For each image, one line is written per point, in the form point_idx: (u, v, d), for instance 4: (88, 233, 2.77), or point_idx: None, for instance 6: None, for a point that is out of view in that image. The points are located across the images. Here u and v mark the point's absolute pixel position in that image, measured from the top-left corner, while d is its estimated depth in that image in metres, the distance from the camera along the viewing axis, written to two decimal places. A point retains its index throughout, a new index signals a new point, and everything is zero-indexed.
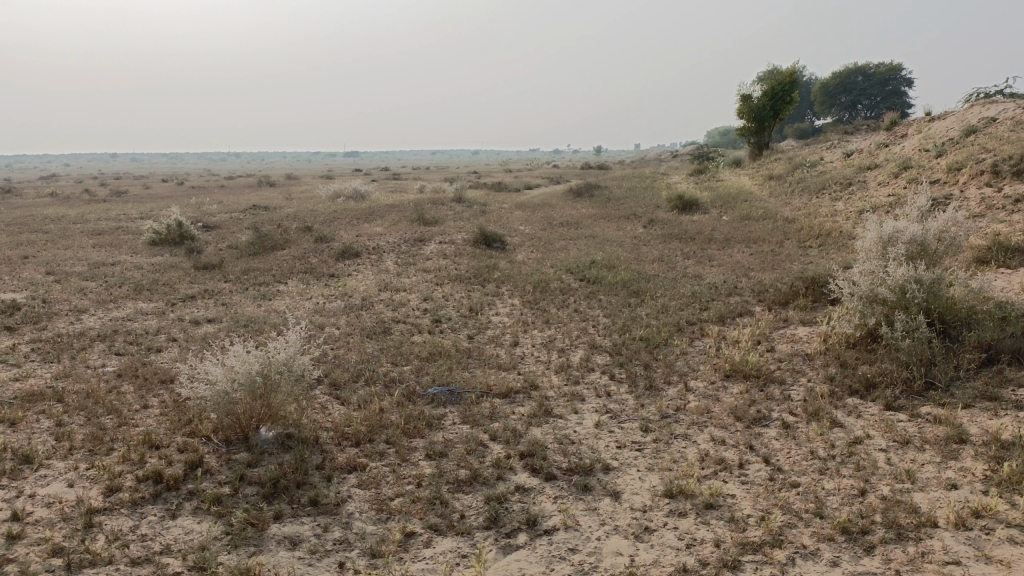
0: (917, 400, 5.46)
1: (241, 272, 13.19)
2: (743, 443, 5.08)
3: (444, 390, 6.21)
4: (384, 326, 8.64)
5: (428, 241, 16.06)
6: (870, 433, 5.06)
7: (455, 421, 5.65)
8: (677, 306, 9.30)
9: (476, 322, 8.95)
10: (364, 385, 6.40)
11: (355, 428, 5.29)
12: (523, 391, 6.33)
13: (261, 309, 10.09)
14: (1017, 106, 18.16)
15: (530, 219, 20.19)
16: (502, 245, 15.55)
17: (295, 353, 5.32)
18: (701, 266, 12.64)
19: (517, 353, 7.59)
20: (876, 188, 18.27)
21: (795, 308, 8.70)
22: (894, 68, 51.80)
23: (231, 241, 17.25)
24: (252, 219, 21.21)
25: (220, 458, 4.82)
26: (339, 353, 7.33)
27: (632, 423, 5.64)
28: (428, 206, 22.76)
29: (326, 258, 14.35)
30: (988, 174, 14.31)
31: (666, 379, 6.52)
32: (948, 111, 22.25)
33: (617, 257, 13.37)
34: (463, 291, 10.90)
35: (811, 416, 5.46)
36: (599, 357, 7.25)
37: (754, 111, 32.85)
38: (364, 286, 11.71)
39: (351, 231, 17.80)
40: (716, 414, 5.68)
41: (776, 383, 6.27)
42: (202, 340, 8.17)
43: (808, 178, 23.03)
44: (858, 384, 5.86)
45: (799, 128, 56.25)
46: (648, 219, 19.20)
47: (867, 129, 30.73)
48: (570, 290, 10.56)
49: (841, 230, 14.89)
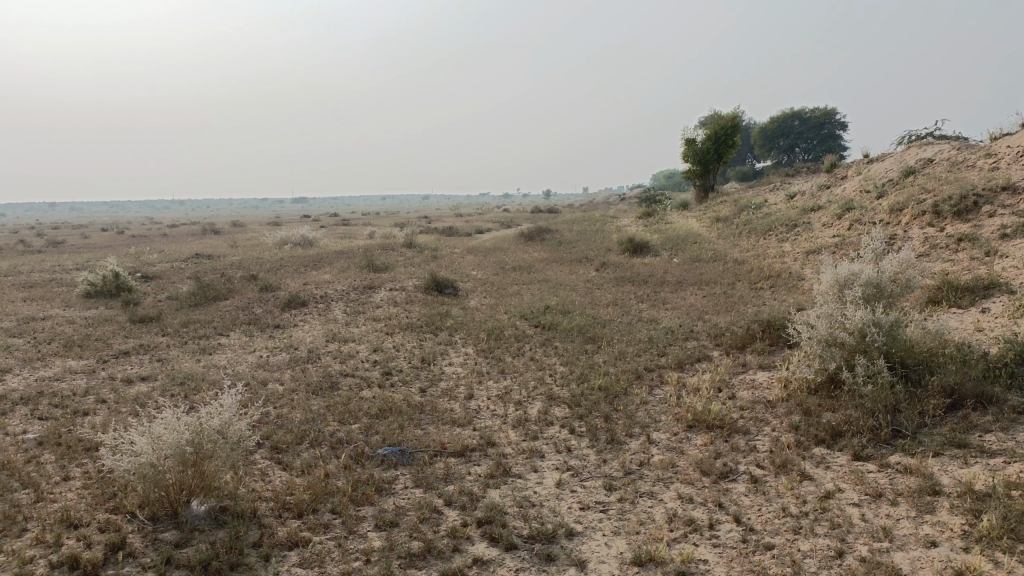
0: (884, 448, 5.32)
1: (180, 325, 12.59)
2: (712, 501, 4.83)
3: (394, 450, 5.84)
4: (332, 380, 8.22)
5: (378, 289, 15.69)
6: (841, 486, 4.87)
7: (407, 484, 5.29)
8: (634, 352, 9.11)
9: (428, 373, 8.61)
10: (309, 447, 5.99)
11: (298, 497, 4.88)
12: (479, 448, 6.00)
13: (201, 365, 9.56)
14: (951, 148, 18.82)
15: (482, 264, 20.01)
16: (455, 291, 15.27)
17: (231, 419, 4.92)
18: (656, 309, 12.56)
19: (472, 406, 7.27)
20: (821, 229, 18.62)
21: (752, 352, 8.58)
22: (828, 112, 53.70)
23: (171, 292, 16.60)
24: (195, 268, 20.53)
25: (145, 538, 4.35)
26: (283, 412, 6.89)
27: (594, 481, 5.35)
28: (378, 252, 22.38)
29: (272, 308, 13.85)
30: (929, 214, 14.68)
31: (627, 431, 6.26)
32: (885, 154, 23.01)
33: (571, 302, 13.24)
34: (415, 340, 10.56)
35: (779, 469, 5.26)
36: (558, 409, 6.97)
37: (698, 154, 33.52)
38: (311, 336, 11.27)
39: (299, 279, 17.32)
40: (681, 469, 5.44)
41: (740, 433, 6.06)
42: (134, 400, 7.63)
43: (754, 220, 23.46)
44: (824, 432, 5.69)
45: (741, 171, 57.70)
46: (600, 262, 19.19)
47: (808, 171, 31.61)
48: (525, 337, 10.31)
49: (790, 271, 15.06)
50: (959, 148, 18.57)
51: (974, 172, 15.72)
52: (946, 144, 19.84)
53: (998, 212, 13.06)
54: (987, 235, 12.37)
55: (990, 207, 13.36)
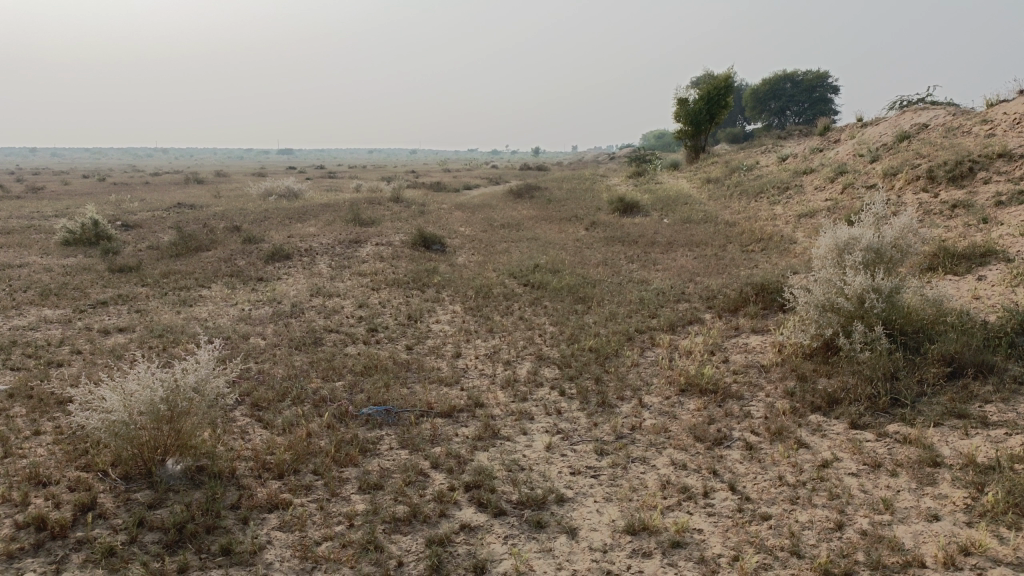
0: (882, 417, 5.20)
1: (160, 276, 12.27)
2: (706, 468, 4.70)
3: (379, 410, 5.66)
4: (315, 336, 8.00)
5: (364, 243, 15.38)
6: (838, 455, 4.76)
7: (392, 445, 5.12)
8: (625, 313, 8.95)
9: (415, 330, 8.41)
10: (291, 404, 5.80)
11: (278, 457, 4.70)
12: (467, 409, 5.83)
13: (181, 317, 9.30)
14: (947, 113, 18.59)
15: (470, 220, 19.70)
16: (442, 248, 15.01)
17: (208, 375, 4.70)
18: (646, 270, 12.38)
19: (459, 365, 7.09)
20: (813, 193, 18.43)
21: (745, 315, 8.43)
22: (821, 75, 53.13)
23: (152, 241, 16.22)
24: (176, 218, 20.09)
25: (117, 498, 4.15)
26: (264, 368, 6.68)
27: (585, 445, 5.20)
28: (365, 206, 21.99)
29: (255, 260, 13.54)
30: (924, 179, 14.51)
31: (619, 395, 6.11)
32: (881, 118, 22.73)
33: (561, 261, 13.02)
34: (402, 296, 10.33)
35: (774, 436, 5.13)
36: (547, 370, 6.80)
37: (690, 114, 33.07)
38: (295, 290, 11.01)
39: (283, 231, 16.97)
40: (674, 434, 5.30)
41: (734, 398, 5.93)
42: (110, 353, 7.37)
43: (745, 181, 23.22)
44: (820, 399, 5.56)
45: (733, 133, 57.29)
46: (590, 221, 18.95)
47: (800, 134, 31.33)
48: (514, 296, 10.10)
49: (782, 234, 14.91)
50: (955, 113, 18.33)
51: (970, 138, 15.53)
52: (942, 109, 19.60)
53: (994, 179, 12.91)
54: (982, 202, 12.23)
55: (986, 174, 13.20)
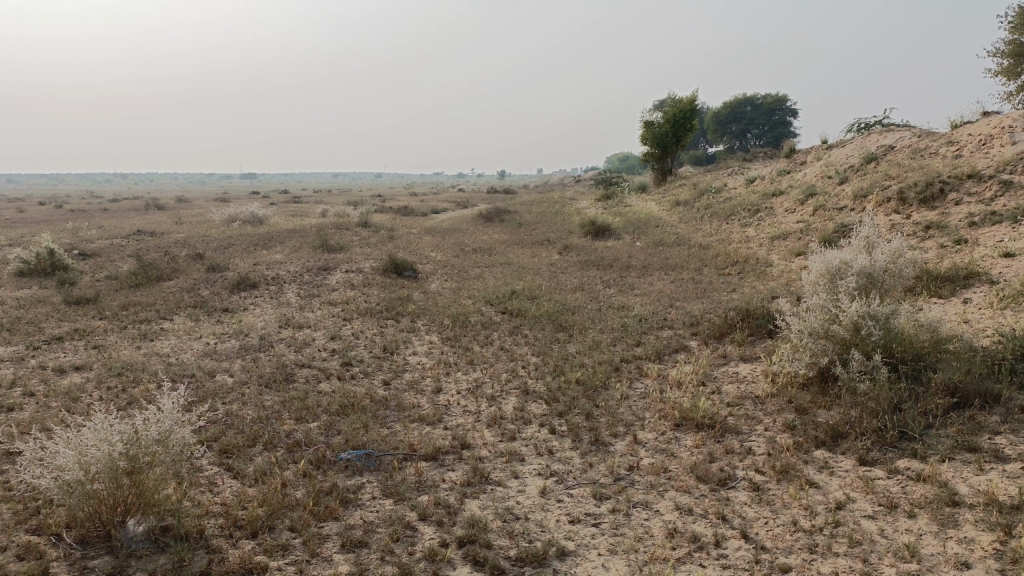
0: (891, 452, 4.97)
1: (119, 308, 11.71)
2: (714, 513, 4.41)
3: (359, 454, 5.27)
4: (287, 372, 7.58)
5: (334, 270, 14.95)
6: (850, 496, 4.51)
7: (375, 494, 4.73)
8: (608, 341, 8.68)
9: (391, 363, 8.04)
10: (263, 451, 5.38)
11: (251, 513, 4.30)
12: (452, 451, 5.48)
13: (142, 353, 8.80)
14: (911, 135, 18.82)
15: (441, 245, 19.37)
16: (414, 274, 14.63)
17: (172, 426, 4.28)
18: (624, 295, 12.16)
19: (441, 401, 6.73)
20: (784, 215, 18.47)
21: (732, 342, 8.22)
22: (780, 98, 54.17)
23: (110, 271, 15.61)
24: (137, 246, 19.44)
25: (71, 567, 3.70)
26: (232, 409, 6.25)
27: (582, 489, 4.88)
28: (332, 231, 21.54)
29: (220, 290, 13.03)
30: (895, 201, 14.57)
31: (612, 431, 5.81)
32: (846, 140, 23.00)
33: (537, 286, 12.76)
34: (375, 327, 9.94)
35: (780, 474, 4.87)
36: (534, 405, 6.48)
37: (657, 137, 33.26)
38: (263, 322, 10.55)
39: (248, 259, 16.45)
40: (675, 475, 5.01)
41: (732, 433, 5.66)
42: (66, 394, 6.87)
43: (715, 204, 23.28)
44: (824, 433, 5.32)
45: (696, 155, 58.03)
46: (562, 245, 18.75)
47: (764, 156, 31.67)
48: (493, 325, 9.78)
49: (756, 256, 14.84)
50: (919, 135, 18.57)
51: (937, 160, 15.68)
52: (906, 131, 19.86)
53: (964, 200, 12.98)
54: (955, 223, 12.26)
55: (957, 194, 13.28)
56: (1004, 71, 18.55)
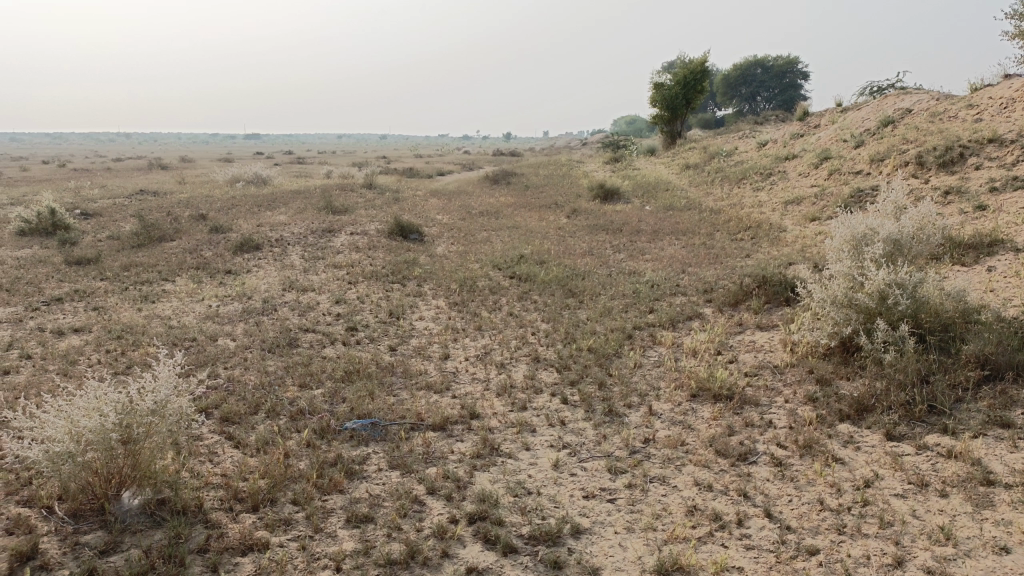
0: (919, 427, 4.76)
1: (120, 268, 11.50)
2: (735, 489, 4.22)
3: (364, 423, 5.09)
4: (290, 336, 7.38)
5: (338, 232, 14.70)
6: (878, 474, 4.31)
7: (381, 466, 4.55)
8: (620, 308, 8.44)
9: (397, 328, 7.83)
10: (265, 419, 5.20)
11: (251, 485, 4.12)
12: (461, 421, 5.29)
13: (142, 315, 8.62)
14: (930, 98, 18.32)
15: (447, 207, 19.07)
16: (420, 237, 14.37)
17: (168, 396, 4.07)
18: (635, 260, 11.90)
19: (448, 368, 6.53)
20: (797, 179, 18.08)
21: (748, 310, 7.98)
22: (791, 60, 53.21)
23: (112, 231, 15.40)
24: (139, 206, 19.18)
25: (63, 542, 3.53)
26: (234, 374, 6.06)
27: (596, 462, 4.69)
28: (336, 193, 21.23)
29: (222, 251, 12.81)
30: (913, 165, 14.19)
31: (626, 402, 5.61)
32: (861, 103, 22.45)
33: (545, 250, 12.50)
34: (381, 291, 9.72)
35: (804, 449, 4.67)
36: (545, 373, 6.28)
37: (666, 99, 32.64)
38: (266, 284, 10.33)
39: (251, 220, 16.20)
40: (692, 448, 4.82)
41: (751, 405, 5.45)
42: (63, 357, 6.69)
43: (725, 167, 22.86)
44: (848, 407, 5.10)
45: (705, 118, 57.32)
46: (571, 208, 18.44)
47: (775, 119, 31.07)
48: (501, 289, 9.55)
49: (769, 221, 14.53)
50: (938, 98, 18.08)
51: (957, 123, 15.25)
52: (924, 93, 19.34)
53: (985, 165, 12.61)
54: (975, 188, 11.93)
55: (977, 159, 12.90)
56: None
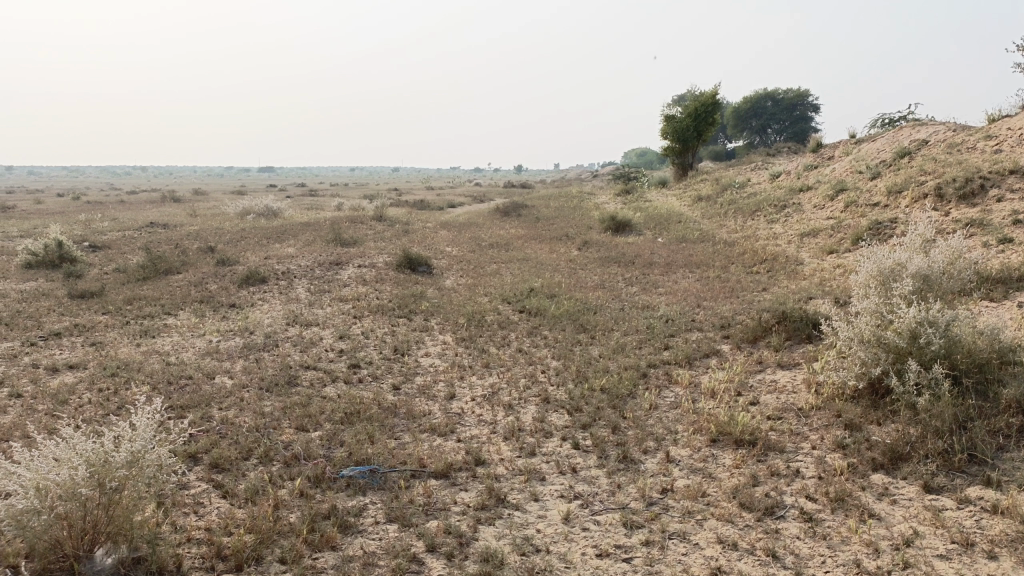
0: (959, 478, 4.39)
1: (123, 302, 11.29)
2: (762, 549, 3.87)
3: (362, 470, 4.78)
4: (290, 374, 7.10)
5: (346, 265, 14.49)
6: (918, 531, 3.94)
7: (378, 518, 4.23)
8: (633, 344, 8.12)
9: (402, 366, 7.53)
10: (257, 465, 4.90)
11: (235, 541, 3.81)
12: (466, 468, 4.96)
13: (141, 351, 8.37)
14: (946, 130, 18.04)
15: (457, 239, 18.88)
16: (429, 270, 14.13)
17: (145, 446, 3.79)
18: (648, 294, 11.60)
19: (454, 409, 6.22)
20: (812, 211, 17.79)
21: (768, 347, 7.64)
22: (802, 93, 53.23)
23: (119, 263, 15.26)
24: (148, 238, 19.09)
25: None
26: (228, 416, 5.77)
27: (610, 515, 4.34)
28: (345, 225, 21.07)
29: (228, 284, 12.61)
30: (932, 197, 13.87)
31: (642, 447, 5.27)
32: (876, 135, 22.20)
33: (556, 284, 12.21)
34: (386, 325, 9.44)
35: (835, 503, 4.31)
36: (556, 415, 5.95)
37: (677, 131, 32.53)
38: (270, 319, 10.07)
39: (259, 253, 16.03)
40: (714, 500, 4.47)
41: (776, 451, 5.10)
42: (53, 395, 6.42)
43: (738, 199, 22.62)
44: (881, 455, 4.74)
45: (715, 150, 57.30)
46: (582, 240, 18.19)
47: (787, 151, 30.87)
48: (510, 324, 9.26)
49: (785, 254, 14.20)
50: (954, 129, 17.81)
51: (976, 154, 14.94)
52: (939, 124, 19.07)
53: (1007, 196, 12.27)
54: (997, 220, 11.58)
55: (998, 191, 12.56)
56: None
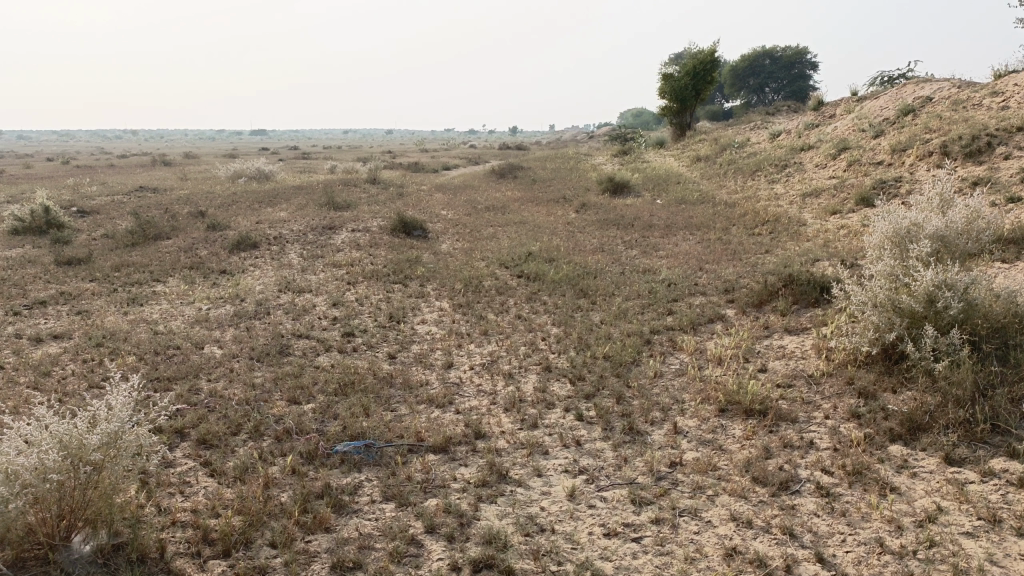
0: (982, 449, 4.19)
1: (111, 269, 11.00)
2: (778, 527, 3.69)
3: (357, 445, 4.57)
4: (282, 342, 6.86)
5: (339, 229, 14.17)
6: (941, 506, 3.75)
7: (374, 497, 4.03)
8: (635, 310, 7.89)
9: (397, 334, 7.30)
10: (247, 441, 4.69)
11: (223, 525, 3.62)
12: (465, 441, 4.75)
13: (128, 320, 8.11)
14: (951, 86, 17.62)
15: (452, 202, 18.53)
16: (424, 233, 13.83)
17: (123, 427, 3.55)
18: (648, 257, 11.35)
19: (452, 379, 6.01)
20: (814, 170, 17.46)
21: (775, 312, 7.41)
22: (800, 51, 52.34)
23: (108, 229, 14.92)
24: (137, 203, 18.69)
25: None
26: (217, 388, 5.54)
27: (617, 491, 4.14)
28: (339, 188, 20.67)
29: (218, 250, 12.30)
30: (937, 155, 13.54)
31: (648, 418, 5.07)
32: (879, 93, 21.73)
33: (554, 247, 11.94)
34: (381, 292, 9.18)
35: (852, 476, 4.13)
36: (558, 384, 5.74)
37: (675, 90, 31.94)
38: (261, 285, 9.81)
39: (251, 217, 15.69)
40: (725, 474, 4.28)
41: (787, 421, 4.90)
42: (35, 367, 6.18)
43: (738, 159, 22.24)
44: (899, 425, 4.54)
45: (712, 110, 56.56)
46: (579, 203, 17.87)
47: (786, 110, 30.35)
48: (508, 290, 9.01)
49: (787, 215, 13.92)
50: (959, 86, 17.39)
51: (983, 110, 14.57)
52: (944, 81, 18.63)
53: (1015, 154, 11.95)
54: (1005, 178, 11.28)
55: (1006, 148, 12.22)
56: None
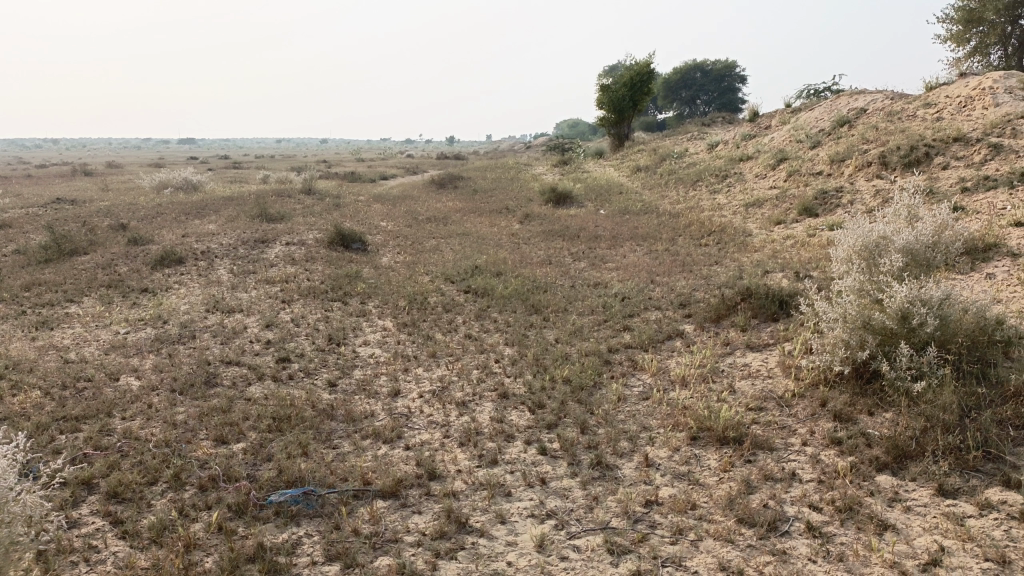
0: (975, 478, 3.91)
1: (19, 288, 10.05)
2: None
3: (295, 493, 4.02)
4: (210, 370, 6.22)
5: (273, 243, 13.43)
6: (943, 544, 3.45)
7: (315, 558, 3.50)
8: (591, 327, 7.51)
9: (338, 358, 6.74)
10: (166, 492, 4.10)
11: None
12: (417, 484, 4.26)
13: (35, 347, 7.30)
14: (884, 98, 17.97)
15: (391, 213, 17.93)
16: (363, 246, 13.22)
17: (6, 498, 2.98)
18: (596, 269, 11.02)
19: (399, 408, 5.49)
20: (755, 180, 17.54)
21: (735, 327, 7.12)
22: (729, 65, 53.46)
23: (17, 244, 13.79)
24: (52, 215, 17.45)
25: None
26: (133, 428, 4.89)
27: (590, 539, 3.71)
28: (272, 199, 19.81)
29: (140, 266, 11.43)
30: (876, 165, 13.66)
31: (617, 450, 4.66)
32: (812, 104, 22.08)
33: (500, 260, 11.52)
34: (319, 311, 8.57)
35: (843, 513, 3.80)
36: (515, 413, 5.29)
37: (612, 101, 32.03)
38: (187, 304, 9.07)
39: (176, 230, 14.77)
40: (707, 514, 3.90)
41: (765, 451, 4.56)
42: None
43: (678, 169, 22.28)
44: (885, 453, 4.24)
45: (647, 121, 57.31)
46: (522, 213, 17.49)
47: (721, 121, 30.74)
48: (455, 307, 8.52)
49: (732, 225, 13.85)
50: (891, 97, 17.73)
51: (917, 121, 14.81)
52: (876, 92, 19.01)
53: (952, 164, 12.10)
54: (945, 188, 11.37)
55: (943, 158, 12.37)
56: (963, 35, 18.01)
